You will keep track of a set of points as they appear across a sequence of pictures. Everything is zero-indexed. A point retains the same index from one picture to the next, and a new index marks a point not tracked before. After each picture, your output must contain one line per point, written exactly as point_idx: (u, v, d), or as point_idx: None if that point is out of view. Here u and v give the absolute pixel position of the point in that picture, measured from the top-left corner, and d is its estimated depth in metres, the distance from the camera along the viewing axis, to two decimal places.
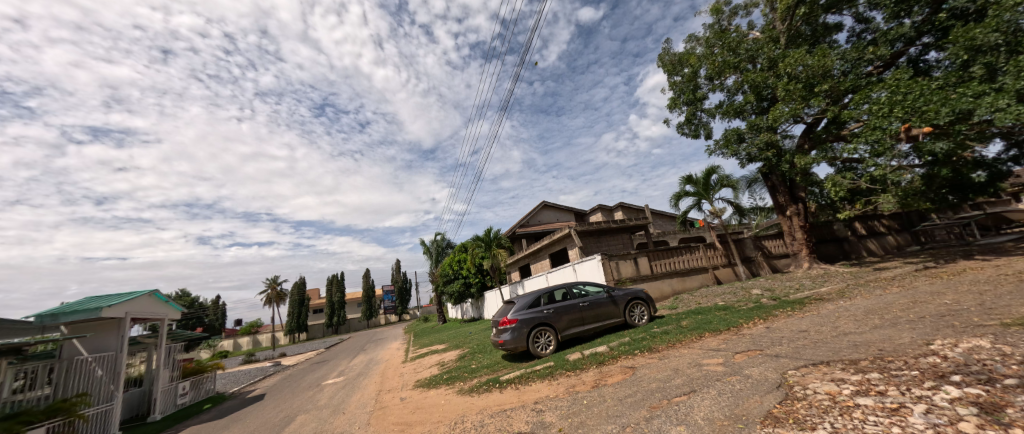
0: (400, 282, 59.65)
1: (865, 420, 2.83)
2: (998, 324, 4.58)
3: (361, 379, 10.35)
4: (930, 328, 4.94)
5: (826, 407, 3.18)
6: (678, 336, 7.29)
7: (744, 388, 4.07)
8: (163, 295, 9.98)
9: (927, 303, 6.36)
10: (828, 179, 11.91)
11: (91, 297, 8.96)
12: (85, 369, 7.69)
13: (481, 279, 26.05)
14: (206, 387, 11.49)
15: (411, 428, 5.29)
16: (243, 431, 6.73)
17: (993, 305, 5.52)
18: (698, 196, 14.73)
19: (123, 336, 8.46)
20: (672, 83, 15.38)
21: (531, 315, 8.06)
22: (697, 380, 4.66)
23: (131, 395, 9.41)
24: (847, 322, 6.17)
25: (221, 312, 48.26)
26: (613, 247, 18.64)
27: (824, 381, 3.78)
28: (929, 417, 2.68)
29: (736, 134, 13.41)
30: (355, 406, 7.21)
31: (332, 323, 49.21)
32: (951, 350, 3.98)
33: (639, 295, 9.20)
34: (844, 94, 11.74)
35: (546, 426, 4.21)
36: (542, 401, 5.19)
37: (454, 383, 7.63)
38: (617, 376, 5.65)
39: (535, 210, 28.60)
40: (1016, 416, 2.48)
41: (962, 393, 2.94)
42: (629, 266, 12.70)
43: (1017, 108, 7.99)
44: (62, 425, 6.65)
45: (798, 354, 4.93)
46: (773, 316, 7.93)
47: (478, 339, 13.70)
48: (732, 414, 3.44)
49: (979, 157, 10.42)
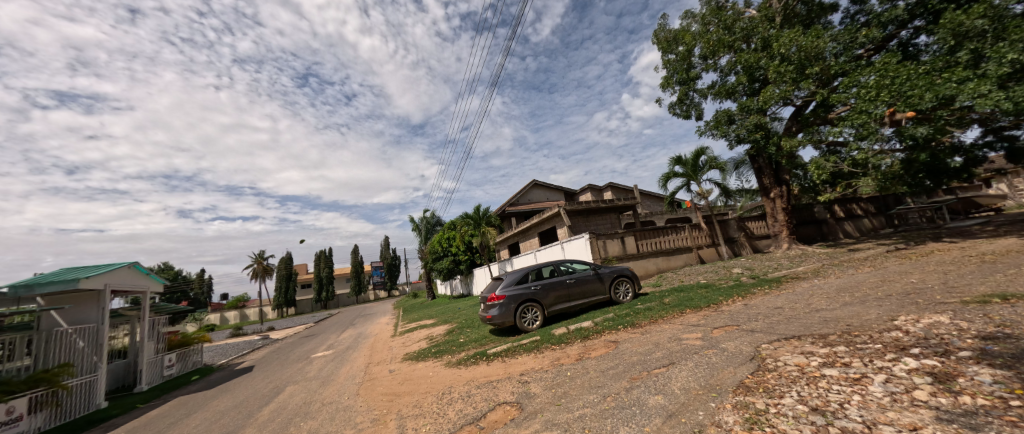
0: (389, 259, 59.79)
1: (829, 389, 3.02)
2: (958, 302, 4.87)
3: (350, 352, 10.52)
4: (896, 305, 5.22)
5: (794, 378, 3.37)
6: (660, 313, 7.55)
7: (720, 360, 4.28)
8: (144, 267, 9.78)
9: (895, 282, 6.71)
10: (813, 163, 12.10)
11: (67, 268, 8.72)
12: (65, 340, 7.56)
13: (470, 256, 26.25)
14: (194, 359, 11.52)
15: (400, 398, 5.44)
16: (232, 402, 6.81)
17: (955, 284, 5.85)
18: (686, 177, 14.88)
19: (104, 307, 8.27)
20: (665, 61, 15.18)
21: (518, 292, 8.21)
22: (677, 353, 4.87)
23: (116, 367, 9.39)
24: (820, 300, 6.47)
25: (206, 286, 47.76)
26: (601, 226, 18.88)
27: (795, 354, 4.00)
28: (888, 386, 2.87)
29: (727, 115, 13.44)
30: (344, 378, 7.35)
31: (321, 298, 49.38)
32: (913, 325, 4.22)
33: (625, 273, 9.41)
34: (834, 77, 11.78)
35: (531, 397, 4.36)
36: (528, 373, 5.36)
37: (442, 356, 7.80)
38: (600, 350, 5.86)
39: (525, 188, 28.61)
40: (966, 385, 2.67)
41: (919, 364, 3.14)
42: (616, 245, 12.93)
43: (997, 94, 8.14)
44: (45, 395, 6.60)
45: (771, 329, 5.17)
46: (750, 293, 8.28)
47: (466, 315, 13.95)
48: (707, 384, 3.64)
49: (957, 143, 10.71)
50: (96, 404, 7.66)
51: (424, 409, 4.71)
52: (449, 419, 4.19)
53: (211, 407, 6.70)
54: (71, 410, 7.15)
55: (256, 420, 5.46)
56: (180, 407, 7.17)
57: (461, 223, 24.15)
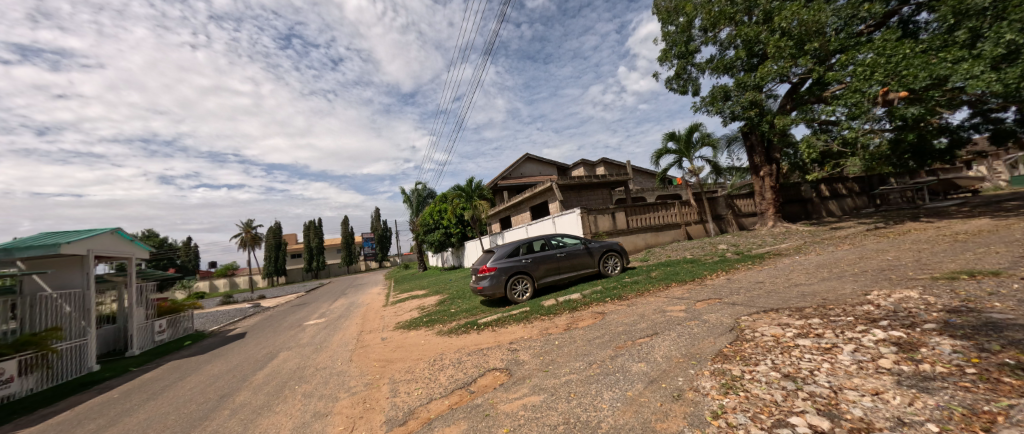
0: (380, 231, 59.83)
1: (801, 358, 3.20)
2: (928, 277, 5.14)
3: (343, 320, 10.68)
4: (871, 280, 5.49)
5: (769, 347, 3.56)
6: (646, 285, 7.80)
7: (700, 331, 4.47)
8: (127, 234, 9.59)
9: (872, 259, 7.00)
10: (804, 141, 12.18)
11: (47, 232, 8.51)
12: (50, 305, 7.46)
13: (461, 229, 26.36)
14: (185, 326, 11.58)
15: (392, 364, 5.59)
16: (225, 367, 6.91)
17: (927, 261, 6.12)
18: (679, 154, 14.88)
19: (88, 272, 8.15)
20: (665, 33, 14.76)
21: (509, 264, 8.33)
22: (660, 324, 5.07)
23: (105, 332, 9.41)
24: (799, 275, 6.75)
25: (194, 254, 47.35)
26: (593, 202, 18.99)
27: (772, 325, 4.19)
28: (856, 355, 3.05)
29: (723, 92, 13.34)
30: (337, 345, 7.48)
31: (313, 267, 49.55)
32: (885, 300, 4.44)
33: (614, 247, 9.56)
34: (832, 54, 11.67)
35: (519, 363, 4.53)
36: (517, 342, 5.53)
37: (434, 325, 7.98)
38: (587, 320, 6.06)
39: (518, 162, 28.40)
40: (927, 354, 2.85)
41: (886, 335, 3.32)
42: (606, 220, 13.09)
43: (990, 75, 8.18)
44: (34, 358, 6.57)
45: (751, 303, 5.40)
46: (734, 268, 8.57)
47: (457, 286, 14.19)
48: (688, 352, 3.82)
49: (945, 124, 10.85)
50: (88, 367, 7.71)
51: (416, 374, 4.86)
52: (440, 383, 4.34)
53: (205, 371, 6.81)
54: (62, 373, 7.18)
55: (250, 383, 5.57)
56: (174, 370, 7.26)
57: (453, 195, 24.17)
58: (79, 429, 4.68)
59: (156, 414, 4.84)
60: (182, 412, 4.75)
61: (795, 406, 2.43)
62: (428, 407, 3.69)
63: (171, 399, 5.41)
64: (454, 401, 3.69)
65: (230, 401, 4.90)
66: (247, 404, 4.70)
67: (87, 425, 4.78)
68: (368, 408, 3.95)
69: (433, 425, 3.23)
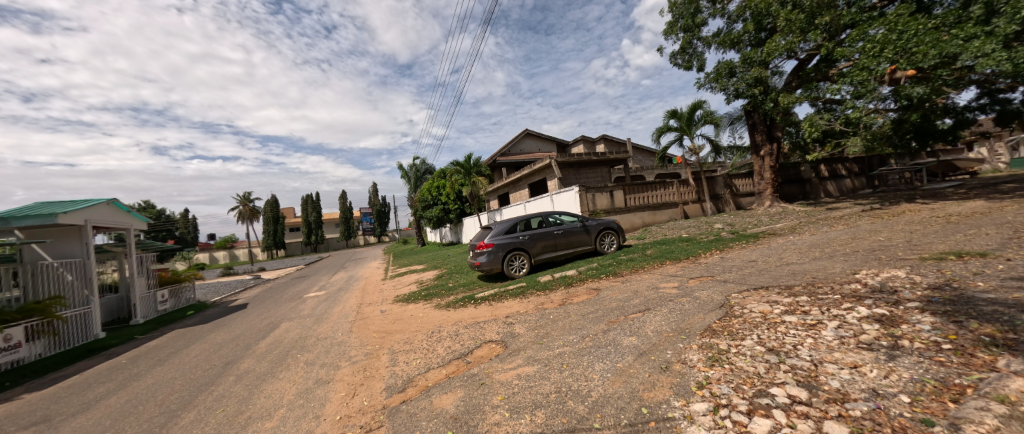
0: (378, 206, 60.25)
1: (786, 333, 3.31)
2: (918, 258, 5.21)
3: (342, 293, 10.84)
4: (861, 260, 5.60)
5: (756, 323, 3.67)
6: (641, 263, 7.93)
7: (691, 307, 4.59)
8: (123, 204, 9.55)
9: (863, 239, 7.15)
10: (808, 120, 11.96)
11: (43, 202, 8.48)
12: (52, 274, 7.53)
13: (459, 206, 26.36)
14: (187, 296, 11.79)
15: (391, 335, 5.76)
16: (227, 336, 7.05)
17: (917, 242, 6.26)
18: (681, 131, 14.65)
19: (87, 242, 8.16)
20: (672, 4, 14.23)
21: (507, 241, 8.42)
22: (652, 300, 5.20)
23: (108, 301, 9.57)
24: (791, 254, 6.87)
25: (191, 227, 47.41)
26: (591, 180, 18.93)
27: (760, 303, 4.30)
28: (839, 331, 3.15)
29: (728, 67, 13.02)
30: (337, 317, 7.62)
31: (311, 241, 49.80)
32: (873, 278, 4.56)
33: (611, 225, 9.61)
34: (843, 29, 11.32)
35: (515, 336, 4.68)
36: (513, 315, 5.68)
37: (431, 299, 8.14)
38: (582, 296, 6.19)
39: (517, 138, 28.10)
40: (907, 331, 2.94)
41: (870, 313, 3.42)
42: (605, 199, 13.11)
43: (1001, 53, 7.97)
44: (40, 325, 6.71)
45: (743, 280, 5.54)
46: (728, 247, 8.70)
47: (455, 261, 14.33)
48: (678, 327, 3.93)
49: (950, 104, 10.71)
50: (93, 334, 7.89)
51: (414, 345, 5.02)
52: (438, 354, 4.48)
53: (209, 340, 6.98)
54: (69, 339, 7.37)
55: (253, 352, 5.73)
56: (178, 338, 7.42)
57: (450, 171, 24.05)
58: (90, 392, 4.86)
59: (162, 379, 4.99)
60: (188, 377, 4.92)
61: (776, 377, 2.54)
62: (426, 376, 3.83)
63: (177, 365, 5.59)
64: (450, 371, 3.83)
65: (235, 368, 5.06)
66: (250, 371, 4.86)
67: (96, 389, 4.95)
68: (369, 376, 4.09)
69: (430, 392, 3.37)
